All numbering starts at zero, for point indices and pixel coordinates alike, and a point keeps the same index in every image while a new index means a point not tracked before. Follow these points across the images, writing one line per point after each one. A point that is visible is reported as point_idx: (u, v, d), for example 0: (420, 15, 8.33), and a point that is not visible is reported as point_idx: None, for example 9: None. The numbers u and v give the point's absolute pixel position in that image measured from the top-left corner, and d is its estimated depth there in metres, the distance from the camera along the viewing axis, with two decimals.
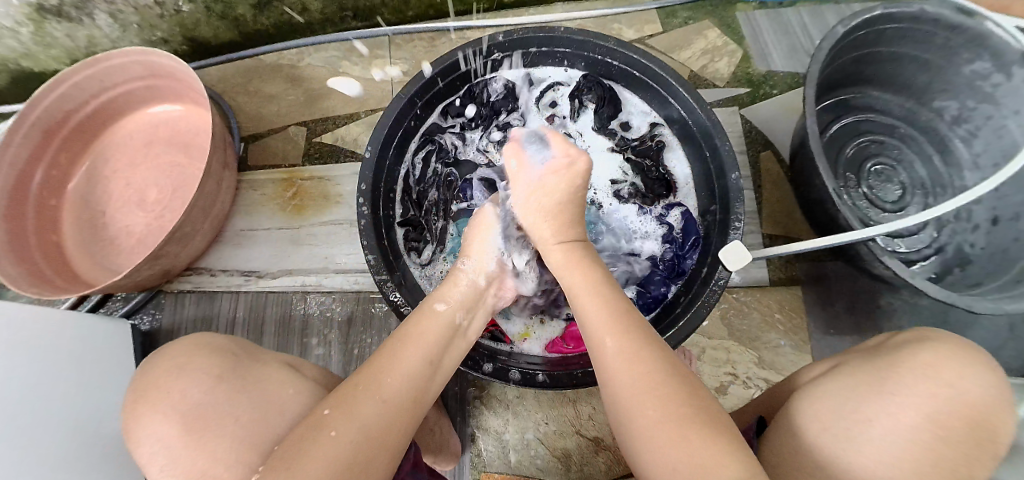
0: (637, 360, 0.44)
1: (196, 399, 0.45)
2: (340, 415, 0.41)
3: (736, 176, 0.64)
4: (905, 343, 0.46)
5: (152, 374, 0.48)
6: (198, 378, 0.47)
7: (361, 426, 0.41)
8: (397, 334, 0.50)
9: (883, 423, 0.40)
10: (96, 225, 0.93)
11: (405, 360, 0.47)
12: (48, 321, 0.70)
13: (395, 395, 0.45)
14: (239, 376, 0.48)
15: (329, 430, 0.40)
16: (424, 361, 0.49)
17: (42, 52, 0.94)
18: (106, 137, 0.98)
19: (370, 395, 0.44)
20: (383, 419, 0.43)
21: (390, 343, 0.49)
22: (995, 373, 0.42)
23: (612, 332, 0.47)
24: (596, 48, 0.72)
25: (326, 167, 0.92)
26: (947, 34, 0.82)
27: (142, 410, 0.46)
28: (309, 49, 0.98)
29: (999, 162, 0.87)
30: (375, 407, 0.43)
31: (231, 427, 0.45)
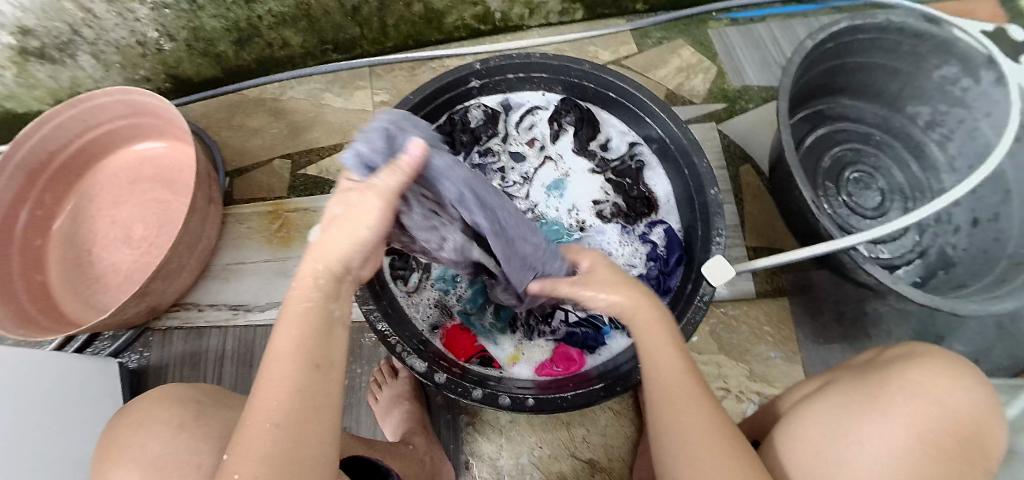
0: (707, 424, 0.44)
1: (154, 452, 0.45)
2: (240, 460, 0.36)
3: (715, 191, 0.65)
4: (895, 359, 0.46)
5: (115, 433, 0.48)
6: (158, 429, 0.47)
7: (260, 467, 0.35)
8: (265, 348, 0.40)
9: (874, 440, 0.41)
10: (82, 264, 0.93)
11: (277, 368, 0.39)
12: (35, 364, 0.69)
13: (286, 416, 0.37)
14: (201, 421, 0.48)
15: (233, 476, 0.36)
16: (299, 368, 0.39)
17: (25, 94, 0.94)
18: (91, 176, 0.98)
19: (259, 424, 0.37)
20: (279, 449, 0.36)
21: (262, 362, 0.40)
22: (983, 387, 0.42)
23: (680, 394, 0.45)
24: (572, 72, 0.73)
25: (311, 198, 0.92)
26: (914, 42, 0.85)
27: (108, 467, 0.46)
28: (292, 82, 0.99)
29: (974, 163, 0.89)
30: (268, 439, 0.36)
31: (188, 477, 0.44)
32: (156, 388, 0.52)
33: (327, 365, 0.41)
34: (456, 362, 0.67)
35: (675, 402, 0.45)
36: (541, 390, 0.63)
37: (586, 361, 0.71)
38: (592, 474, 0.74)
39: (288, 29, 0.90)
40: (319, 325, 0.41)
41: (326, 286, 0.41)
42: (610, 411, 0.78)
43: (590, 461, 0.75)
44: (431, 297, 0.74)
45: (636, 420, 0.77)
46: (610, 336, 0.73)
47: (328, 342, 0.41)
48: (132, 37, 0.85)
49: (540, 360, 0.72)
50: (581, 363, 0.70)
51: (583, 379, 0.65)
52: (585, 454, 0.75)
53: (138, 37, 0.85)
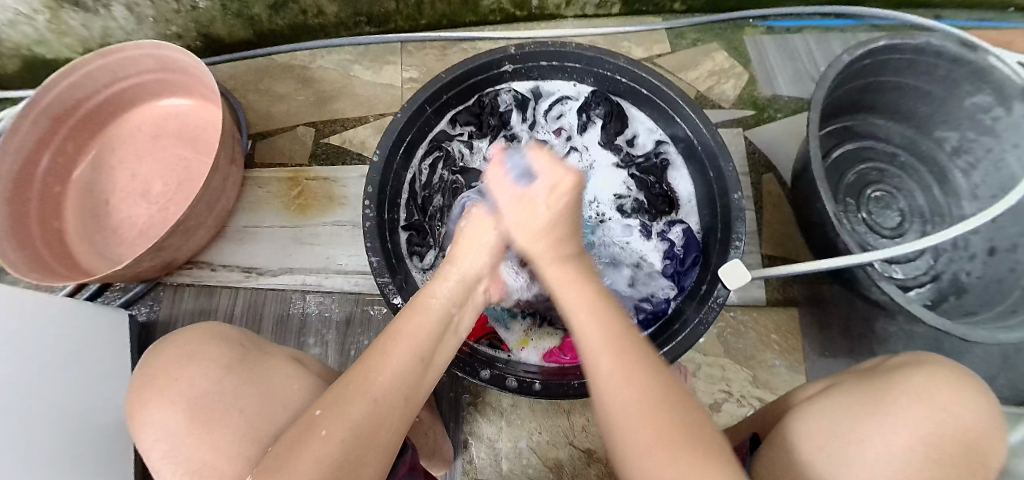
0: (634, 378, 0.42)
1: (203, 388, 0.45)
2: (332, 416, 0.40)
3: (739, 196, 0.65)
4: (901, 367, 0.46)
5: (157, 362, 0.48)
6: (207, 366, 0.47)
7: (353, 430, 0.40)
8: (386, 331, 0.48)
9: (874, 444, 0.41)
10: (100, 213, 0.93)
11: (401, 349, 0.45)
12: (48, 308, 0.70)
13: (387, 392, 0.43)
14: (247, 366, 0.49)
15: (319, 430, 0.39)
16: (413, 356, 0.46)
17: (56, 41, 0.95)
18: (115, 128, 0.99)
19: (355, 392, 0.42)
20: (370, 420, 0.41)
21: (385, 336, 0.47)
22: (990, 400, 0.42)
23: (607, 348, 0.44)
24: (605, 64, 0.73)
25: (332, 167, 0.92)
26: (950, 66, 0.84)
27: (148, 396, 0.46)
28: (322, 51, 0.99)
29: (997, 193, 0.88)
30: (367, 407, 0.41)
31: (235, 419, 0.44)
32: (194, 326, 0.52)
33: (428, 360, 0.47)
34: (466, 341, 0.67)
35: (603, 356, 0.44)
36: (547, 375, 0.64)
37: None
38: (588, 463, 0.75)
39: None
40: (440, 324, 0.49)
41: (456, 292, 0.52)
42: None
43: (587, 450, 0.76)
44: None
45: None
46: None
47: (435, 344, 0.48)
48: None
49: (548, 347, 0.72)
50: None
51: None
52: (583, 443, 0.76)
53: None
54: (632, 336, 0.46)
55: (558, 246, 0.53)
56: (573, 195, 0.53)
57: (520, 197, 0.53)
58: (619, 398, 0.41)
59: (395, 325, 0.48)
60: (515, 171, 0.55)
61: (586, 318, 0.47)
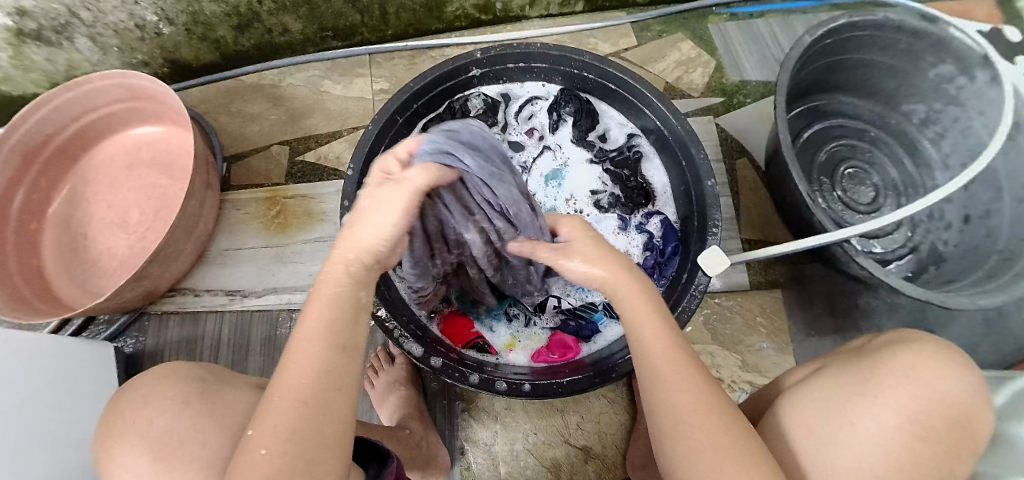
0: (689, 387, 0.42)
1: (162, 426, 0.45)
2: (265, 432, 0.36)
3: (712, 183, 0.66)
4: (886, 345, 0.47)
5: (118, 408, 0.48)
6: (163, 405, 0.46)
7: (290, 439, 0.36)
8: (295, 330, 0.42)
9: (866, 426, 0.41)
10: (78, 248, 0.92)
11: (306, 346, 0.40)
12: (30, 345, 0.69)
13: (314, 393, 0.38)
14: (207, 399, 0.48)
15: (258, 449, 0.36)
16: (331, 349, 0.41)
17: (20, 76, 0.93)
18: (86, 160, 0.97)
19: (283, 400, 0.38)
20: (307, 423, 0.37)
21: (288, 342, 0.41)
22: (972, 373, 0.43)
23: (662, 359, 0.44)
24: (572, 62, 0.74)
25: (310, 184, 0.92)
26: (911, 40, 0.85)
27: (112, 446, 0.45)
28: (290, 69, 0.99)
29: (966, 161, 0.90)
30: (295, 413, 0.37)
31: (196, 453, 0.44)
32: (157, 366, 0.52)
33: (354, 349, 0.42)
34: (454, 348, 0.67)
35: (660, 366, 0.44)
36: (537, 375, 0.64)
37: (581, 348, 0.71)
38: (586, 460, 0.75)
39: (288, 15, 0.89)
40: (353, 309, 0.43)
41: (357, 274, 0.45)
42: (604, 398, 0.78)
43: (584, 447, 0.76)
44: None
45: (629, 408, 0.78)
46: (604, 324, 0.73)
47: (353, 328, 0.43)
48: (130, 20, 0.85)
49: (536, 347, 0.73)
50: (576, 350, 0.71)
51: (578, 365, 0.65)
52: (579, 440, 0.76)
53: (136, 20, 0.85)
54: (688, 350, 0.45)
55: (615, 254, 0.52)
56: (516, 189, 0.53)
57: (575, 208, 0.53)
58: (675, 397, 0.41)
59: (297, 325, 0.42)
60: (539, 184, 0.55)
61: (649, 329, 0.46)
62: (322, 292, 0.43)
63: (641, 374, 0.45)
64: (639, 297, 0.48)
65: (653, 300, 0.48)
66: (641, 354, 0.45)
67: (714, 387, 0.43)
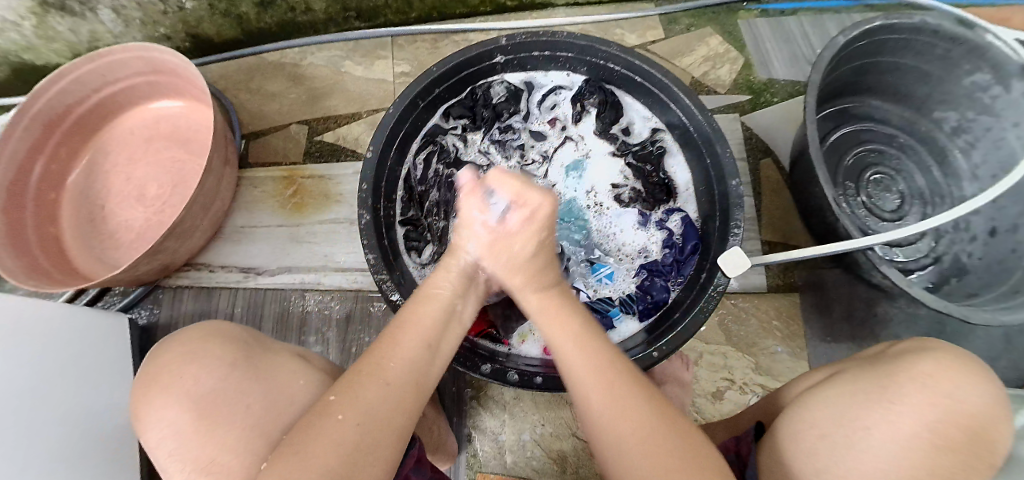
0: (626, 413, 0.42)
1: (207, 385, 0.45)
2: (346, 402, 0.39)
3: (736, 182, 0.64)
4: (905, 352, 0.46)
5: (161, 360, 0.47)
6: (210, 364, 0.46)
7: (369, 413, 0.39)
8: (393, 321, 0.47)
9: (879, 431, 0.41)
10: (96, 219, 0.93)
11: (408, 334, 0.46)
12: (44, 314, 0.69)
13: (400, 379, 0.42)
14: (251, 363, 0.48)
15: (335, 415, 0.38)
16: (422, 344, 0.46)
17: (43, 46, 0.94)
18: (106, 132, 0.98)
19: (367, 378, 0.41)
20: (388, 405, 0.40)
21: (394, 325, 0.47)
22: (995, 385, 0.42)
23: (596, 381, 0.44)
24: (598, 53, 0.72)
25: (327, 165, 0.92)
26: (947, 45, 0.82)
27: (151, 396, 0.45)
28: (312, 48, 0.98)
29: (997, 173, 0.87)
30: (384, 391, 0.41)
31: (241, 417, 0.44)
32: (198, 323, 0.51)
33: (439, 347, 0.48)
34: (466, 336, 0.67)
35: (593, 389, 0.44)
36: (548, 368, 0.63)
37: None
38: (593, 455, 0.75)
39: None
40: (446, 315, 0.49)
41: (458, 282, 0.52)
42: None
43: (591, 442, 0.75)
44: None
45: None
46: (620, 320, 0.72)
47: (442, 331, 0.48)
48: None
49: None
50: None
51: None
52: None
53: None
54: (622, 368, 0.45)
55: (538, 276, 0.52)
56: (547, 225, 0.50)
57: (497, 233, 0.51)
58: (618, 426, 0.42)
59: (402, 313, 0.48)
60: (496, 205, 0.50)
61: (580, 350, 0.47)
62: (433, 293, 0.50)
63: (575, 397, 0.46)
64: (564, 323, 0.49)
65: (583, 326, 0.49)
66: (574, 375, 0.46)
67: (660, 405, 0.43)
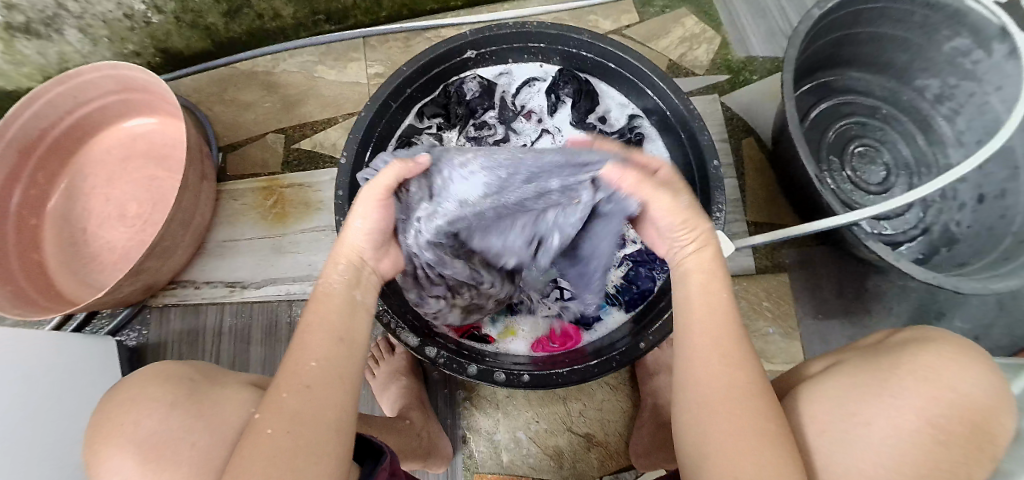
0: (738, 386, 0.39)
1: (149, 429, 0.43)
2: (269, 414, 0.37)
3: (717, 163, 0.63)
4: (905, 343, 0.46)
5: (110, 407, 0.46)
6: (151, 407, 0.45)
7: (294, 417, 0.37)
8: (299, 325, 0.43)
9: (881, 427, 0.40)
10: (78, 242, 0.92)
11: (318, 335, 0.42)
12: (34, 345, 0.69)
13: (319, 378, 0.40)
14: (194, 399, 0.47)
15: (263, 430, 0.37)
16: (332, 340, 0.42)
17: (13, 71, 0.92)
18: (82, 155, 0.96)
19: (285, 386, 0.39)
20: (311, 408, 0.38)
21: (298, 332, 0.43)
22: (997, 378, 0.41)
23: (716, 358, 0.40)
24: (570, 41, 0.71)
25: (306, 173, 0.91)
26: (926, 11, 0.82)
27: (99, 446, 0.44)
28: (283, 55, 0.97)
29: (982, 138, 0.87)
30: (295, 397, 0.38)
31: (186, 455, 0.43)
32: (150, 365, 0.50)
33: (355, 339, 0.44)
34: (452, 337, 0.66)
35: (704, 365, 0.41)
36: (538, 366, 0.63)
37: (581, 337, 0.70)
38: (588, 448, 0.75)
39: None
40: (349, 304, 0.45)
41: (354, 275, 0.47)
42: (606, 385, 0.77)
43: (586, 435, 0.75)
44: None
45: (632, 394, 0.77)
46: (606, 311, 0.71)
47: (354, 325, 0.44)
48: (119, 10, 0.83)
49: (536, 336, 0.71)
50: (577, 340, 0.70)
51: (579, 355, 0.65)
52: (581, 428, 0.76)
53: (125, 10, 0.83)
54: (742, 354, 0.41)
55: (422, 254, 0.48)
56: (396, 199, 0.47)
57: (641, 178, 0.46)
58: (718, 403, 0.38)
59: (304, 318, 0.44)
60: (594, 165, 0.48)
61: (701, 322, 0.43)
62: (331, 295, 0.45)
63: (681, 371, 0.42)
64: (715, 305, 0.43)
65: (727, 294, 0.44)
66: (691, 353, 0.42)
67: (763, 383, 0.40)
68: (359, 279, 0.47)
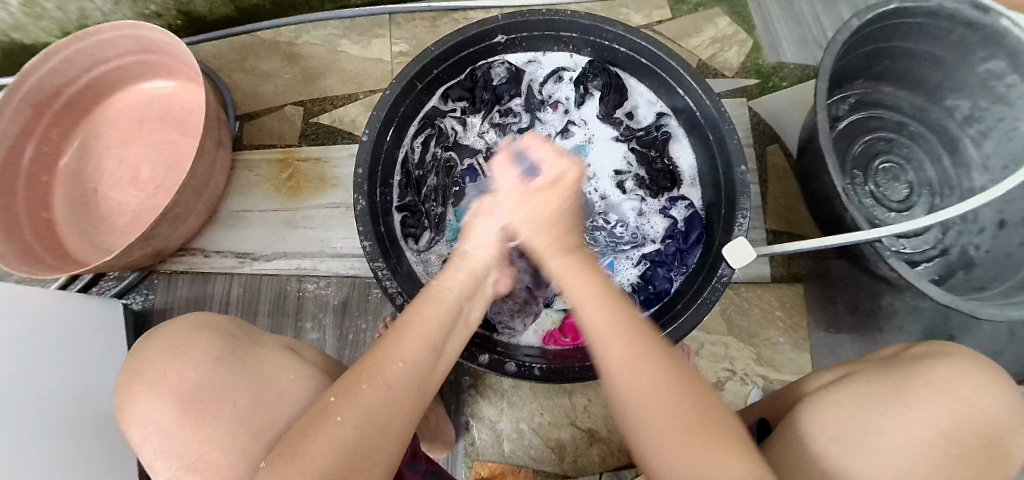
0: (646, 368, 0.39)
1: (193, 381, 0.43)
2: (344, 402, 0.37)
3: (744, 169, 0.62)
4: (921, 357, 0.45)
5: (147, 353, 0.45)
6: (195, 359, 0.44)
7: (366, 413, 0.37)
8: (399, 318, 0.45)
9: (895, 435, 0.39)
10: (88, 202, 0.91)
11: (416, 337, 0.43)
12: (36, 302, 0.68)
13: (401, 380, 0.40)
14: (239, 358, 0.46)
15: (333, 416, 0.36)
16: (427, 346, 0.43)
17: (32, 24, 0.91)
18: (97, 114, 0.95)
19: (364, 378, 0.39)
20: (386, 406, 0.38)
21: (399, 322, 0.44)
22: (1014, 397, 0.41)
23: (616, 338, 0.40)
24: (604, 33, 0.70)
25: (323, 148, 0.90)
26: (963, 31, 0.80)
27: (137, 391, 0.43)
28: (308, 26, 0.95)
29: (1008, 164, 0.85)
30: (375, 393, 0.38)
31: (230, 412, 0.42)
32: (183, 318, 0.49)
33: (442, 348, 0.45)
34: None
35: (613, 347, 0.41)
36: (548, 360, 0.62)
37: None
38: (591, 443, 0.75)
39: None
40: (453, 313, 0.47)
41: (467, 287, 0.49)
42: None
43: (589, 430, 0.75)
44: (440, 255, 0.72)
45: None
46: None
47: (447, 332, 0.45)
48: None
49: (548, 329, 0.71)
50: None
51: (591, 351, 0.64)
52: (585, 423, 0.75)
53: None
54: (643, 337, 0.41)
55: (561, 239, 0.47)
56: (573, 192, 0.49)
57: (524, 192, 0.48)
58: (635, 389, 0.38)
59: (408, 312, 0.45)
60: (525, 168, 0.49)
61: (596, 307, 0.43)
62: (445, 290, 0.48)
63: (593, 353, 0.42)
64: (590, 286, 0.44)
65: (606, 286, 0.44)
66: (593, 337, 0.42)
67: (677, 372, 0.39)
68: (469, 291, 0.49)
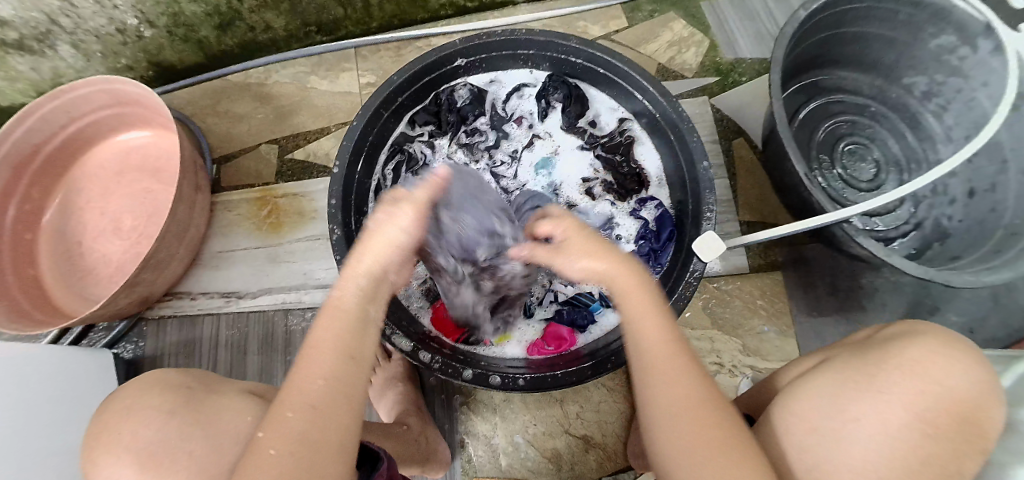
0: (682, 387, 0.42)
1: (147, 438, 0.44)
2: (275, 434, 0.38)
3: (706, 164, 0.64)
4: (893, 338, 0.46)
5: (105, 417, 0.46)
6: (149, 415, 0.45)
7: (298, 440, 0.38)
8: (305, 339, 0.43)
9: (870, 422, 0.40)
10: (73, 256, 0.92)
11: (320, 356, 0.41)
12: (26, 357, 0.68)
13: (323, 399, 0.40)
14: (194, 408, 0.47)
15: (267, 450, 0.37)
16: (340, 359, 0.42)
17: (7, 87, 0.93)
18: (76, 169, 0.97)
19: (291, 405, 0.39)
20: (315, 428, 0.39)
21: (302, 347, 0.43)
22: (984, 371, 0.42)
23: (655, 364, 0.43)
24: (559, 48, 0.72)
25: (299, 183, 0.91)
26: (910, 10, 0.83)
27: (98, 456, 0.44)
28: (276, 66, 0.98)
29: (971, 133, 0.88)
30: (301, 419, 0.39)
31: (185, 465, 0.43)
32: (147, 373, 0.51)
33: (360, 357, 0.43)
34: (446, 343, 0.67)
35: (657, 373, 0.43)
36: (533, 369, 0.63)
37: (576, 339, 0.71)
38: (587, 450, 0.75)
39: (269, 12, 0.88)
40: (359, 321, 0.44)
41: (367, 288, 0.45)
42: (603, 387, 0.78)
43: (584, 437, 0.75)
44: (419, 277, 0.73)
45: (628, 396, 0.77)
46: (600, 313, 0.72)
47: (362, 337, 0.44)
48: (111, 25, 0.83)
49: (531, 340, 0.72)
50: (572, 341, 0.70)
51: (575, 357, 0.65)
52: (579, 430, 0.76)
53: (117, 25, 0.84)
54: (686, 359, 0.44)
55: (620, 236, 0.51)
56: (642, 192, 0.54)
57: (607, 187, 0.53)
58: (667, 405, 0.42)
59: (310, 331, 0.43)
60: None
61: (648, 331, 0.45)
62: (334, 307, 0.44)
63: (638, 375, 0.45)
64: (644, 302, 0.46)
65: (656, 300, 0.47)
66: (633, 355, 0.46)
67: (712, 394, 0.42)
68: (369, 292, 0.45)
